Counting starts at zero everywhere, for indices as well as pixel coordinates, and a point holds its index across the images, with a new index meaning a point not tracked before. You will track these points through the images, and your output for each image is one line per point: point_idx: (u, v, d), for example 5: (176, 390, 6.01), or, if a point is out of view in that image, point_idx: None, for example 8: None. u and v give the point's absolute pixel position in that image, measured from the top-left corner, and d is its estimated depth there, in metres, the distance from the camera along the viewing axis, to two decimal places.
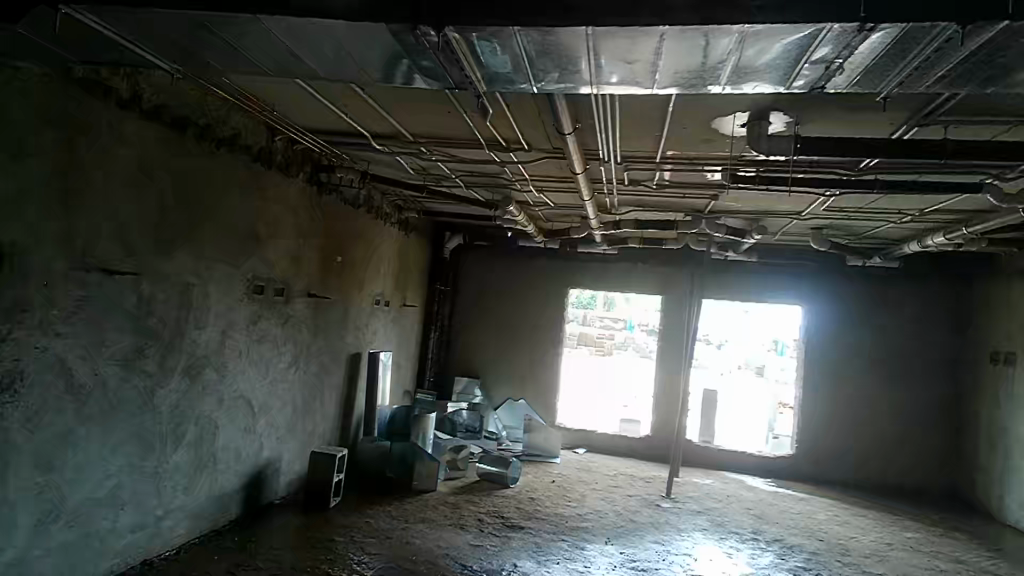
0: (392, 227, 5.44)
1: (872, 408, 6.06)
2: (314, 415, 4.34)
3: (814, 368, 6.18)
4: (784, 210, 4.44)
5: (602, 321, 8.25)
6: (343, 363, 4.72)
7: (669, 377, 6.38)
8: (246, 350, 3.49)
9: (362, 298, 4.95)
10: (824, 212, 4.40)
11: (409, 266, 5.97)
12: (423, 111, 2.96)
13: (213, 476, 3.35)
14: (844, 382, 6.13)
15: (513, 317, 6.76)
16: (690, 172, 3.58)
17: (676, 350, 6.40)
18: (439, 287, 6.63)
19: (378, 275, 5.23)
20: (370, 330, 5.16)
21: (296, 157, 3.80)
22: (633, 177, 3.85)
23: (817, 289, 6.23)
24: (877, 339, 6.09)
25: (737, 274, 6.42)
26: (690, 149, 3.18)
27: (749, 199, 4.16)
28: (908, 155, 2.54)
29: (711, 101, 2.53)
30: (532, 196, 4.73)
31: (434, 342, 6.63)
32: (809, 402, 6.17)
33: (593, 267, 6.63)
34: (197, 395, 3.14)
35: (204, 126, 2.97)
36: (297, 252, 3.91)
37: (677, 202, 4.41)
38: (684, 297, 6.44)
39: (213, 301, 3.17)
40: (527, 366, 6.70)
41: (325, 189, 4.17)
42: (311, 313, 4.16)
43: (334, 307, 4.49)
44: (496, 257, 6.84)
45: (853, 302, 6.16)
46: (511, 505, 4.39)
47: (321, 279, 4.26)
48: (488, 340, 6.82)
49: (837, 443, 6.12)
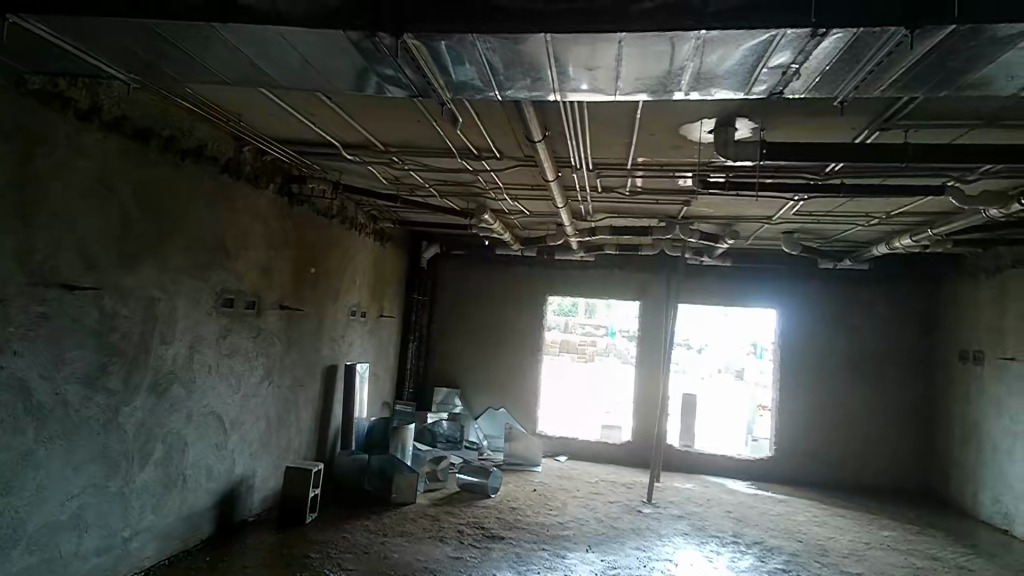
0: (367, 237, 5.40)
1: (847, 408, 6.15)
2: (289, 430, 4.27)
3: (790, 370, 6.25)
4: (755, 215, 4.51)
5: (584, 328, 8.38)
6: (319, 375, 4.66)
7: (648, 382, 6.41)
8: (216, 364, 3.42)
9: (337, 309, 4.90)
10: (795, 216, 4.46)
11: (385, 276, 5.91)
12: (393, 119, 2.95)
13: (183, 495, 3.27)
14: (819, 383, 6.21)
15: (491, 325, 6.74)
16: (662, 178, 3.61)
17: (655, 354, 6.43)
18: (417, 297, 6.59)
19: (353, 286, 5.18)
20: (346, 342, 5.10)
21: (266, 168, 3.76)
22: (606, 184, 3.87)
23: (790, 292, 6.31)
24: (850, 339, 6.19)
25: (713, 278, 6.47)
26: (660, 156, 3.21)
27: (721, 204, 4.21)
28: (872, 159, 2.59)
29: (678, 107, 2.56)
30: (506, 204, 4.73)
31: (412, 352, 6.57)
32: (785, 404, 6.24)
33: (571, 274, 6.64)
34: (164, 412, 3.07)
35: (168, 137, 2.92)
36: (268, 264, 3.85)
37: (650, 208, 4.45)
38: (661, 301, 6.48)
39: (180, 315, 3.10)
40: (507, 374, 6.68)
41: (296, 200, 4.13)
42: (284, 326, 4.10)
43: (308, 320, 4.42)
44: (473, 265, 6.83)
45: (825, 304, 6.26)
46: (491, 515, 4.35)
47: (294, 291, 4.21)
48: (467, 349, 6.78)
49: (814, 444, 6.19)
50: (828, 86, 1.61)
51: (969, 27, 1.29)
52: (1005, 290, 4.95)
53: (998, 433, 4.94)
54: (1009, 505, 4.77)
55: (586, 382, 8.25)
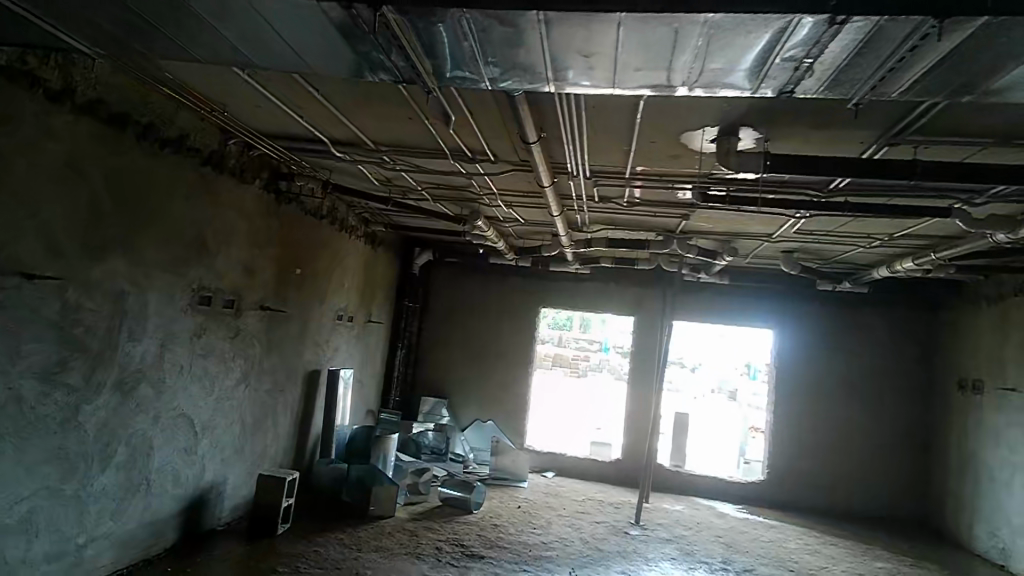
0: (358, 240, 5.28)
1: (842, 433, 6.02)
2: (265, 436, 4.11)
3: (785, 392, 6.13)
4: (754, 232, 4.41)
5: (578, 343, 8.32)
6: (300, 381, 4.50)
7: (640, 400, 6.27)
8: (189, 364, 3.28)
9: (323, 313, 4.76)
10: (796, 235, 4.36)
11: (375, 281, 5.78)
12: (383, 115, 2.83)
13: (146, 500, 3.10)
14: (815, 407, 6.08)
15: (483, 335, 6.60)
16: (661, 189, 3.51)
17: (648, 371, 6.29)
18: (408, 304, 6.45)
19: (341, 289, 5.04)
20: (331, 346, 4.95)
21: (252, 163, 3.64)
22: (603, 193, 3.76)
23: (787, 313, 6.20)
24: (847, 363, 6.07)
25: (710, 296, 6.34)
26: (659, 166, 3.11)
27: (720, 219, 4.11)
28: (878, 175, 2.49)
29: (680, 113, 2.45)
30: (501, 211, 4.62)
31: (400, 360, 6.42)
32: (780, 427, 6.11)
33: (565, 287, 6.52)
34: (129, 412, 2.92)
35: (146, 125, 2.80)
36: (251, 263, 3.71)
37: (648, 220, 4.34)
38: (656, 317, 6.35)
39: (152, 311, 2.96)
40: (496, 385, 6.53)
41: (284, 197, 4.00)
42: (264, 327, 3.95)
43: (291, 323, 4.28)
44: (466, 273, 6.70)
45: (823, 326, 6.14)
46: (472, 532, 4.18)
47: (277, 291, 4.07)
48: (457, 358, 6.63)
49: (808, 469, 6.05)
50: (842, 85, 1.49)
51: (1003, 19, 1.18)
52: (1007, 318, 4.85)
53: (996, 465, 4.81)
54: (1006, 539, 4.63)
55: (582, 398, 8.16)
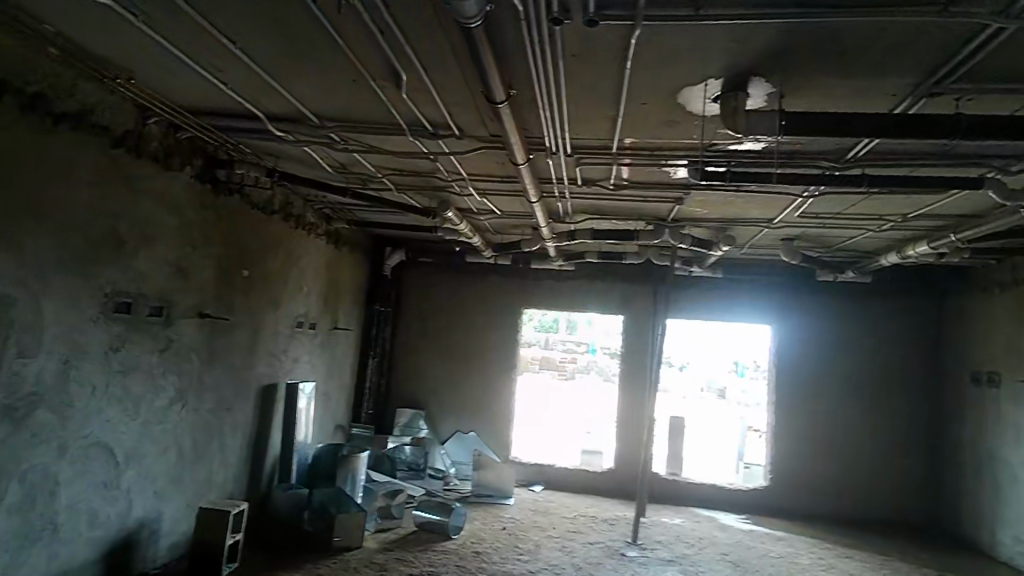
0: (318, 239, 4.80)
1: (848, 433, 5.64)
2: (208, 461, 3.61)
3: (786, 391, 5.74)
4: (754, 217, 3.99)
5: (565, 345, 7.71)
6: (251, 397, 4.01)
7: (633, 404, 5.83)
8: (104, 383, 2.78)
9: (278, 320, 4.27)
10: (799, 219, 3.95)
11: (340, 284, 5.29)
12: (321, 79, 2.37)
13: (53, 550, 2.59)
14: (818, 406, 5.70)
15: (461, 339, 6.13)
16: (652, 167, 3.08)
17: (640, 373, 5.86)
18: (378, 309, 5.98)
19: (300, 294, 4.56)
20: (289, 357, 4.45)
21: (180, 147, 3.16)
22: (586, 175, 3.32)
23: (784, 307, 5.81)
24: (850, 358, 5.70)
25: (704, 289, 5.92)
26: (650, 137, 2.68)
27: (717, 203, 3.69)
28: (914, 133, 2.09)
29: (676, 65, 2.03)
30: (474, 202, 4.16)
31: (372, 369, 5.94)
32: (782, 429, 5.71)
33: (548, 285, 6.07)
34: (24, 445, 2.41)
35: (33, 95, 2.32)
36: (182, 263, 3.22)
37: (637, 207, 3.92)
38: (646, 315, 5.93)
39: (49, 323, 2.46)
40: (478, 393, 6.05)
41: (223, 189, 3.51)
42: (203, 337, 3.45)
43: (239, 332, 3.80)
44: (442, 273, 6.22)
45: (822, 320, 5.76)
46: (450, 563, 3.70)
47: (219, 296, 3.57)
48: (434, 366, 6.15)
49: (814, 473, 5.65)
50: None
51: None
52: None
53: (1019, 463, 4.44)
54: None
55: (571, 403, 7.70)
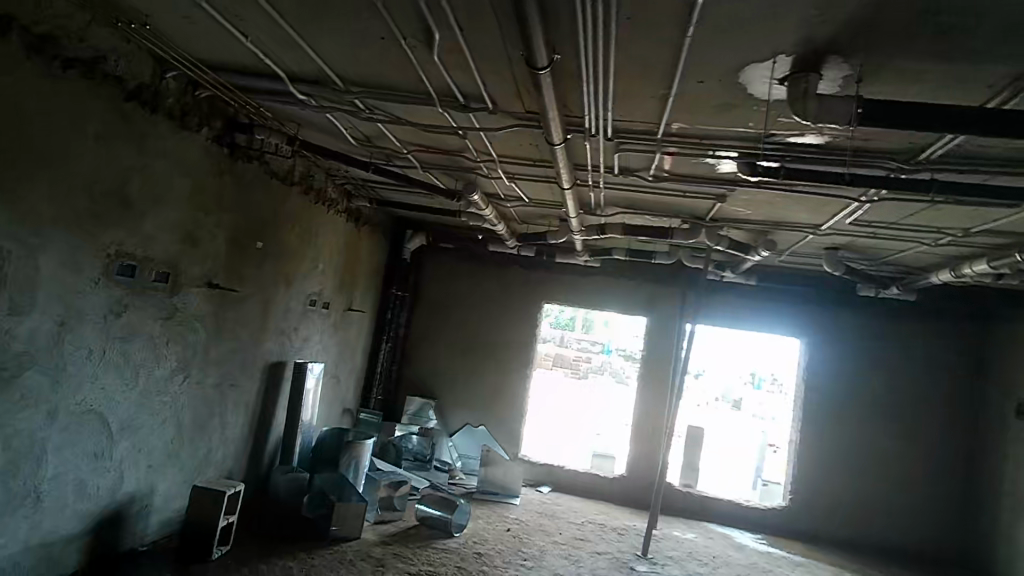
0: (338, 216, 4.63)
1: (878, 459, 5.34)
2: (207, 437, 3.46)
3: (814, 409, 5.45)
4: (799, 221, 3.73)
5: (580, 344, 7.60)
6: (257, 373, 3.86)
7: (651, 411, 5.59)
8: (101, 348, 2.63)
9: (291, 296, 4.11)
10: (849, 227, 3.68)
11: (357, 264, 5.12)
12: (347, 34, 2.17)
13: (36, 519, 2.46)
14: (847, 428, 5.40)
15: (477, 329, 5.94)
16: (697, 158, 2.84)
17: (661, 379, 5.63)
18: (395, 293, 5.81)
19: (315, 271, 4.39)
20: (299, 336, 4.30)
21: (199, 105, 3.00)
22: (625, 164, 3.09)
23: (819, 321, 5.50)
24: (886, 380, 5.38)
25: (734, 297, 5.63)
26: (701, 122, 2.44)
27: (762, 203, 3.44)
28: (1012, 131, 1.83)
29: (744, 37, 1.80)
30: (502, 186, 3.96)
31: (384, 354, 5.78)
32: (807, 449, 5.43)
33: (571, 281, 5.85)
34: (10, 408, 2.27)
35: (41, 34, 2.16)
36: (192, 228, 3.07)
37: (675, 203, 3.68)
38: (671, 319, 5.67)
39: (44, 280, 2.31)
40: (490, 387, 5.86)
41: (241, 154, 3.35)
42: (210, 308, 3.30)
43: (248, 306, 3.64)
44: (462, 261, 6.04)
45: (859, 337, 5.44)
46: (450, 564, 3.51)
47: (230, 266, 3.41)
48: (447, 355, 5.97)
49: (838, 498, 5.36)
50: None
51: None
52: None
53: None
54: None
55: (582, 401, 7.56)
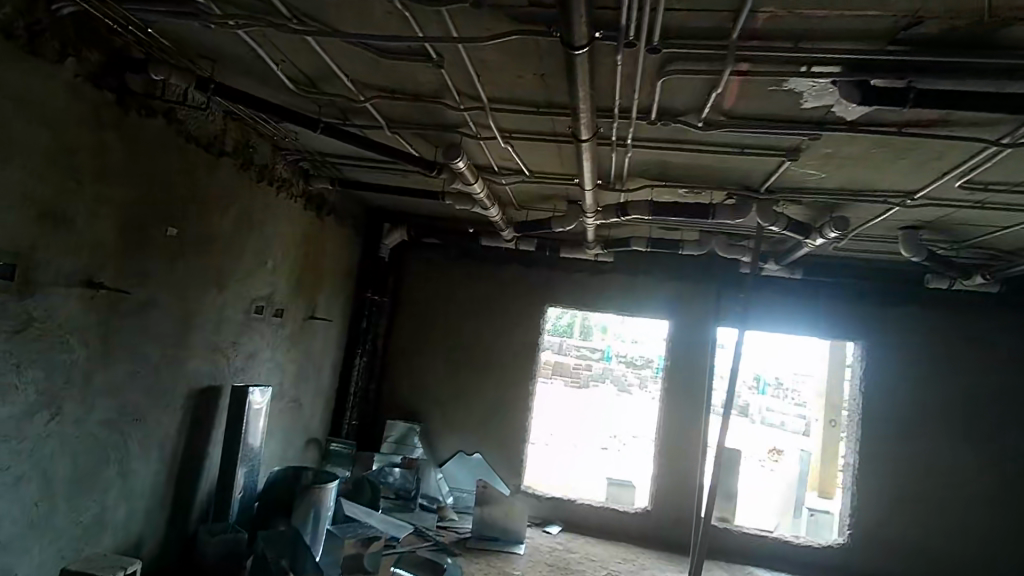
0: (294, 201, 3.72)
1: (962, 486, 4.35)
2: (96, 492, 2.55)
3: (879, 424, 4.48)
4: (887, 188, 2.84)
5: (579, 351, 6.63)
6: (176, 402, 2.93)
7: (680, 430, 4.67)
8: None
9: (226, 301, 3.19)
10: (953, 194, 2.79)
11: (321, 262, 4.21)
12: None
13: None
14: (921, 447, 4.42)
15: (469, 338, 5.03)
16: (778, 85, 1.96)
17: (690, 389, 4.71)
18: (371, 297, 4.91)
19: (263, 270, 3.48)
20: (241, 352, 3.38)
21: (60, 25, 2.10)
22: (667, 103, 2.21)
23: (877, 317, 4.55)
24: (971, 389, 4.39)
25: (772, 292, 4.70)
26: (809, 6, 1.55)
27: (845, 163, 2.56)
28: None
29: None
30: (495, 154, 3.07)
31: (359, 371, 4.86)
32: (871, 475, 4.46)
33: (579, 280, 4.96)
34: None
35: None
36: (53, 202, 2.14)
37: (724, 167, 2.80)
38: (700, 321, 4.76)
39: None
40: (484, 407, 4.93)
41: (136, 105, 2.45)
42: (89, 317, 2.37)
43: (157, 313, 2.72)
44: (450, 259, 5.13)
45: (931, 339, 4.48)
46: None
47: (122, 257, 2.48)
48: (435, 371, 5.04)
49: (912, 536, 4.37)
50: None
51: None
52: None
53: None
54: None
55: (576, 411, 6.73)
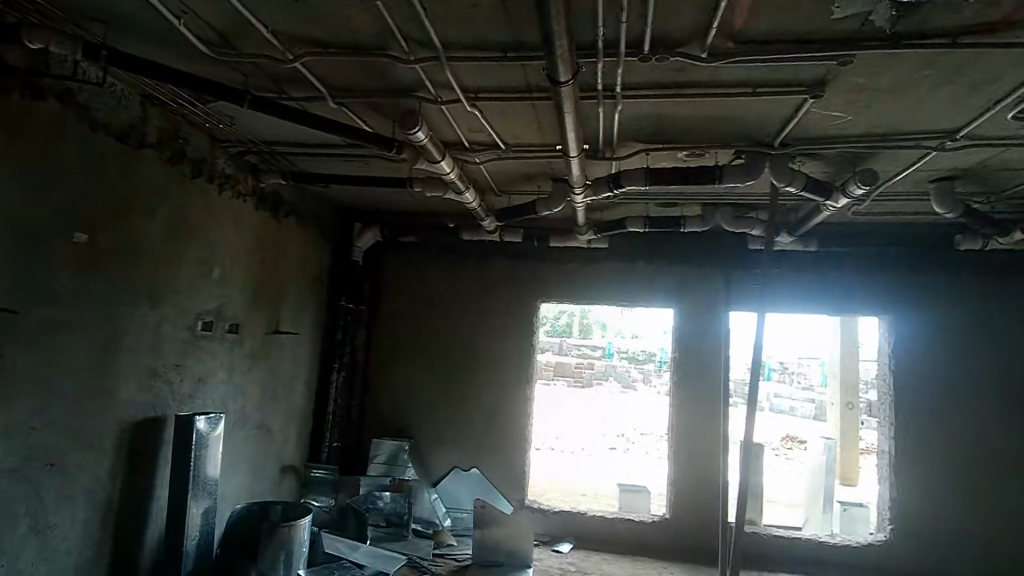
0: (241, 200, 3.27)
1: (1016, 466, 3.89)
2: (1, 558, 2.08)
3: (917, 404, 4.03)
4: (924, 128, 2.41)
5: (579, 350, 6.18)
6: (103, 441, 2.47)
7: (696, 426, 4.24)
8: None
9: (162, 317, 2.73)
10: (1003, 128, 2.36)
11: (283, 269, 3.76)
12: None
13: None
14: (965, 425, 3.97)
15: (457, 343, 4.58)
16: None
17: (703, 380, 4.27)
18: (345, 305, 4.46)
19: (208, 279, 3.03)
20: (187, 376, 2.92)
21: None
22: (663, 28, 1.77)
23: (901, 288, 4.13)
24: (1014, 358, 3.96)
25: (783, 268, 4.27)
26: None
27: (880, 96, 2.12)
28: None
29: None
30: (462, 125, 2.63)
31: (338, 388, 4.41)
32: (912, 462, 4.00)
33: (572, 271, 4.52)
34: None
35: None
36: None
37: (732, 116, 2.36)
38: (709, 306, 4.33)
39: None
40: (478, 416, 4.48)
41: (16, 82, 2.00)
42: None
43: (69, 336, 2.27)
44: (430, 258, 4.69)
45: (964, 307, 4.05)
46: None
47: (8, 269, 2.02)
48: (421, 381, 4.59)
49: (964, 526, 3.90)
50: None
51: None
52: None
53: None
54: None
55: (583, 407, 6.18)
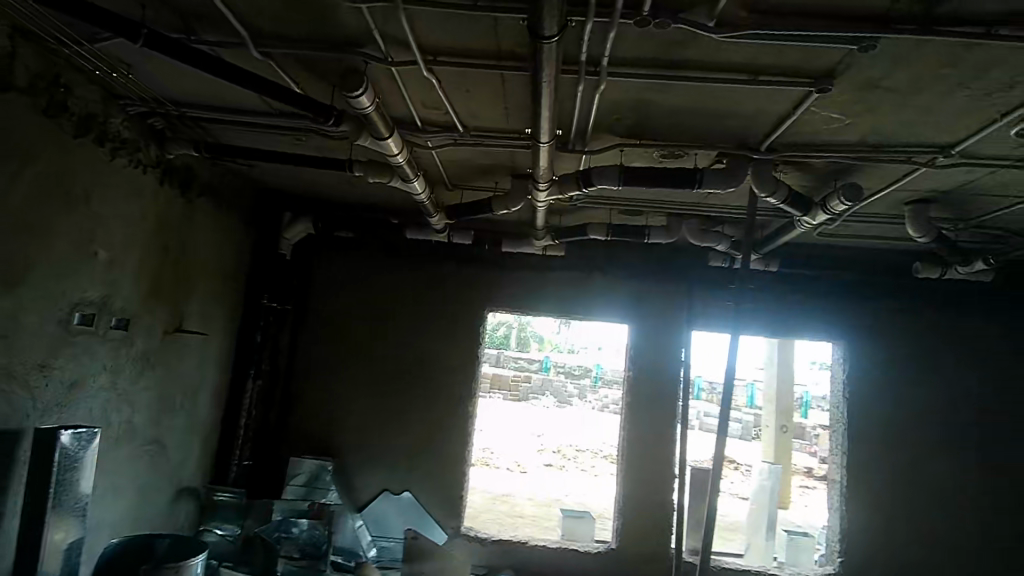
0: (142, 171, 2.74)
1: (962, 498, 3.83)
2: None
3: (869, 433, 3.93)
4: (920, 140, 2.24)
5: (517, 363, 5.94)
6: None
7: (647, 450, 3.97)
8: None
9: (24, 305, 2.18)
10: (999, 146, 2.21)
11: (192, 257, 3.22)
12: None
13: None
14: (916, 455, 3.89)
15: (393, 351, 4.14)
16: None
17: (655, 399, 4.03)
18: (267, 304, 3.94)
19: (92, 261, 2.49)
20: (54, 379, 2.36)
21: None
22: None
23: (856, 314, 4.04)
24: (961, 389, 3.93)
25: None
26: None
27: (889, 96, 1.91)
28: None
29: None
30: (415, 98, 2.25)
31: (252, 398, 3.87)
32: (863, 492, 3.87)
33: (523, 279, 4.19)
34: None
35: None
36: None
37: (723, 110, 2.10)
38: (665, 323, 4.11)
39: None
40: (412, 434, 4.05)
41: None
42: None
43: None
44: (367, 256, 4.24)
45: (916, 335, 4.00)
46: None
47: None
48: (350, 392, 4.11)
49: (912, 559, 3.80)
50: None
51: None
52: None
53: None
54: None
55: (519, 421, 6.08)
